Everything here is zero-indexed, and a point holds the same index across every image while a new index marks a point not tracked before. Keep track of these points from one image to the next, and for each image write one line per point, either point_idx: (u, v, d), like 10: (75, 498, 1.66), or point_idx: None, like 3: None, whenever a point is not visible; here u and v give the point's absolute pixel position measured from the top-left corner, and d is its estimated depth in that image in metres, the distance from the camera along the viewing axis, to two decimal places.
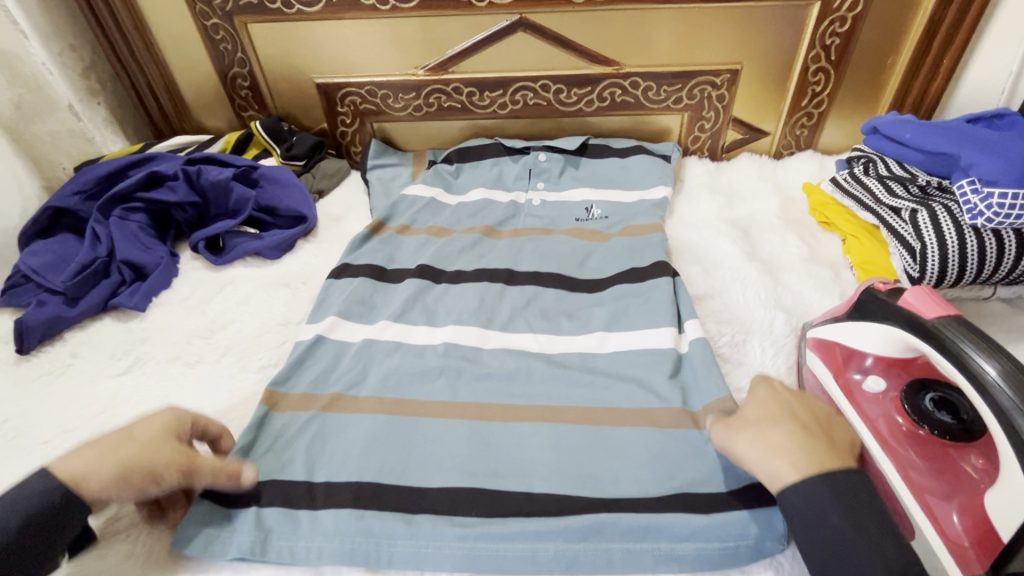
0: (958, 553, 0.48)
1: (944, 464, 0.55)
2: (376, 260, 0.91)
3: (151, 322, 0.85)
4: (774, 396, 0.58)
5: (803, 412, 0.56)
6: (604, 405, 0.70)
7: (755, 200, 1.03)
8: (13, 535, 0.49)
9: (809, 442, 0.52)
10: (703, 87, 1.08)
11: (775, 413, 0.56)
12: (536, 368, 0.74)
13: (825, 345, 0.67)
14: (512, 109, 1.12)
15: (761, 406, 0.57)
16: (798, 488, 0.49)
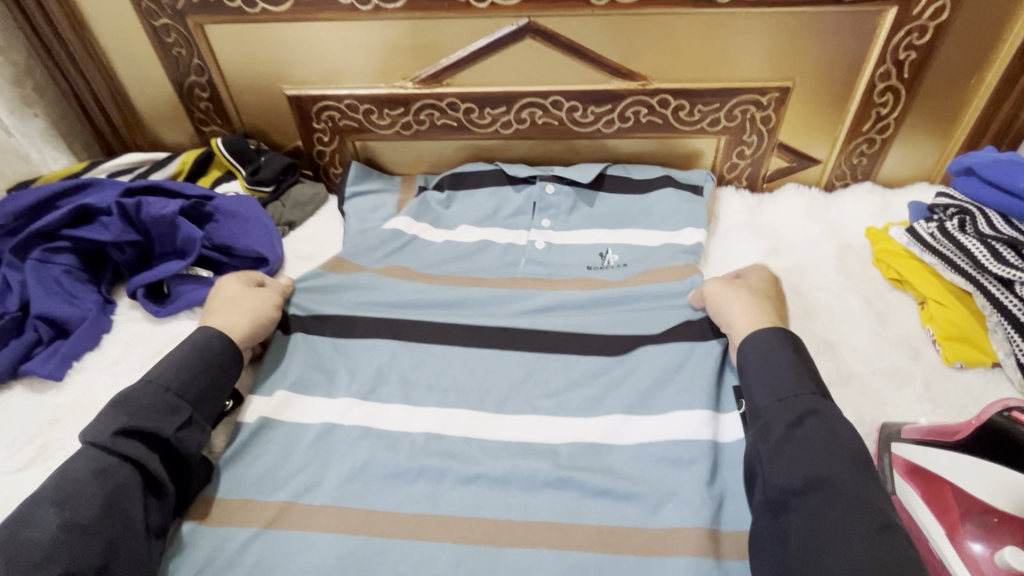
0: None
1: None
2: (342, 314, 0.76)
3: (69, 396, 0.69)
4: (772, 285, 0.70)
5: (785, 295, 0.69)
6: (622, 529, 0.54)
7: (806, 245, 0.86)
8: (157, 395, 0.56)
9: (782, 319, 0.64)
10: (745, 107, 0.90)
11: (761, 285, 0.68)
12: (539, 472, 0.58)
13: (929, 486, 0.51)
14: (517, 128, 0.95)
15: (762, 285, 0.68)
16: (764, 335, 0.59)
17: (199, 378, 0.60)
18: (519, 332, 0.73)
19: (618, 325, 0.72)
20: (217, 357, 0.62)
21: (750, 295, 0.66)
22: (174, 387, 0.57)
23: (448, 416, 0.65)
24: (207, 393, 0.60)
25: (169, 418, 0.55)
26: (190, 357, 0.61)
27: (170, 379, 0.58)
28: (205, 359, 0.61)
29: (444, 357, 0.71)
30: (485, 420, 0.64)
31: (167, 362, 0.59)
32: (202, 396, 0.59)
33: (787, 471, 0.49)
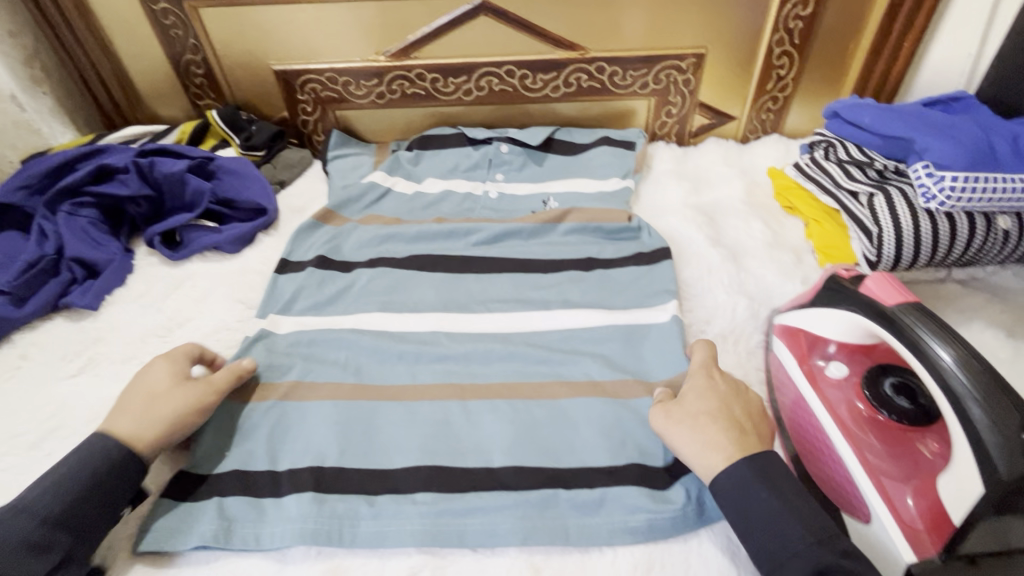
0: (913, 536, 0.49)
1: (900, 446, 0.57)
2: (321, 249, 0.90)
3: (105, 322, 0.82)
4: (715, 390, 0.60)
5: (730, 387, 0.61)
6: (559, 380, 0.72)
7: (721, 185, 1.03)
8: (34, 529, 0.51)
9: (737, 434, 0.55)
10: (668, 72, 1.07)
11: (702, 392, 0.60)
12: (492, 349, 0.75)
13: (789, 332, 0.68)
14: (477, 95, 1.10)
15: (703, 401, 0.59)
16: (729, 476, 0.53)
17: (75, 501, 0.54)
18: (482, 257, 0.89)
19: (562, 252, 0.89)
20: (117, 485, 0.57)
21: (692, 418, 0.58)
22: (49, 522, 0.52)
23: (427, 321, 0.80)
24: (97, 516, 0.55)
25: (41, 560, 0.51)
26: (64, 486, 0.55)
27: (45, 507, 0.53)
28: (85, 485, 0.55)
29: (421, 277, 0.86)
30: (457, 320, 0.80)
31: (41, 486, 0.54)
32: (92, 520, 0.54)
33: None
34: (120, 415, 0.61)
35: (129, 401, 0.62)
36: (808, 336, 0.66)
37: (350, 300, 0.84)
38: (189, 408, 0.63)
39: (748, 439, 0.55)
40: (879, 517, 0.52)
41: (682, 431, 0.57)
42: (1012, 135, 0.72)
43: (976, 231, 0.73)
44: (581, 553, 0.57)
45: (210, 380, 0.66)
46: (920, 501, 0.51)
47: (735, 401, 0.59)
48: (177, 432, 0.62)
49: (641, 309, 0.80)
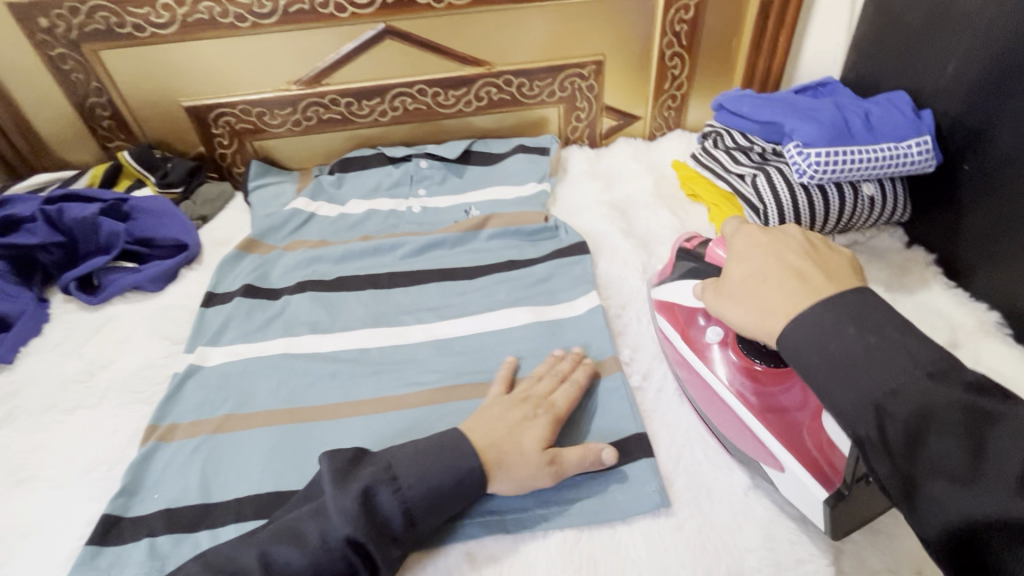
0: (821, 475, 0.55)
1: (785, 384, 0.62)
2: (248, 277, 0.91)
3: (21, 374, 0.79)
4: (762, 266, 0.52)
5: (760, 263, 0.53)
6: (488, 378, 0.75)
7: (632, 180, 1.10)
8: None
9: (803, 280, 0.48)
10: (573, 80, 1.14)
11: (743, 286, 0.53)
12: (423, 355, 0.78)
13: (664, 305, 0.75)
14: (392, 116, 1.13)
15: (781, 269, 0.50)
16: (790, 334, 0.45)
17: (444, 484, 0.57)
18: (409, 270, 0.92)
19: (486, 259, 0.93)
20: None
21: (755, 301, 0.50)
22: None
23: (357, 338, 0.81)
24: None
25: None
26: (434, 455, 0.58)
27: None
28: None
29: (350, 295, 0.88)
30: (385, 335, 0.82)
31: None
32: None
33: (930, 481, 0.37)
34: (518, 470, 0.59)
35: (539, 448, 0.61)
36: (681, 309, 0.72)
37: (277, 324, 0.84)
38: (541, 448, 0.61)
39: (802, 282, 0.48)
40: (790, 467, 0.57)
41: (725, 307, 0.54)
42: (865, 112, 0.80)
43: (846, 200, 0.81)
44: (518, 537, 0.60)
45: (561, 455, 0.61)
46: (815, 439, 0.57)
47: (771, 259, 0.52)
48: (531, 459, 0.60)
49: (562, 302, 0.84)
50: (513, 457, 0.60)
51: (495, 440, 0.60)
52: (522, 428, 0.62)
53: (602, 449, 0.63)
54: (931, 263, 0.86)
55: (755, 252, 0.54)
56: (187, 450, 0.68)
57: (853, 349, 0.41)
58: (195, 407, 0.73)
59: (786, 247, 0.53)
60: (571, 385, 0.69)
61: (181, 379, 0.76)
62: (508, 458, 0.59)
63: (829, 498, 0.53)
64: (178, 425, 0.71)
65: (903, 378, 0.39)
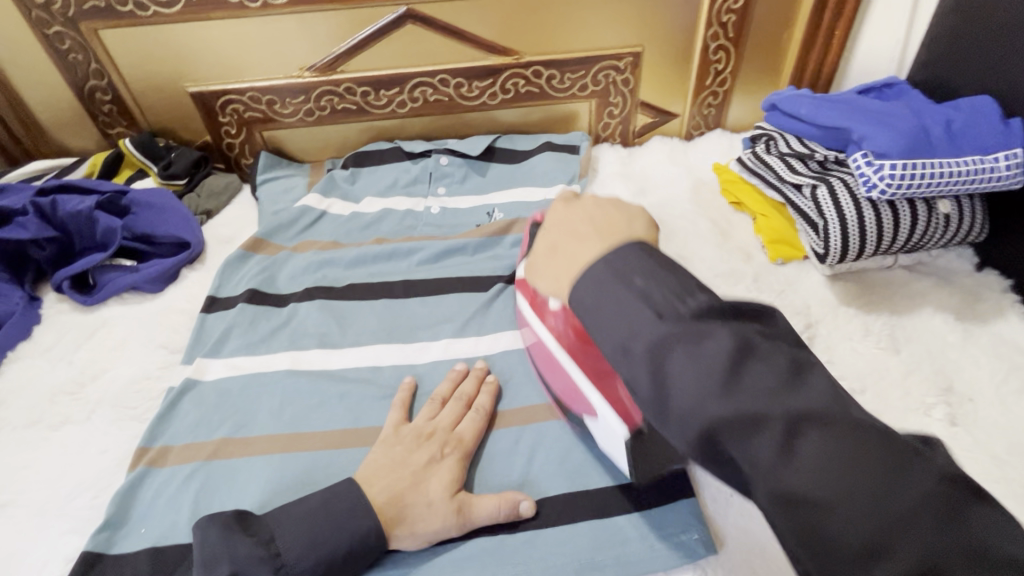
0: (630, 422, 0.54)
1: (594, 350, 0.59)
2: (253, 282, 0.84)
3: (7, 382, 0.73)
4: (565, 222, 0.54)
5: (570, 230, 0.52)
6: (511, 405, 0.68)
7: (667, 184, 1.02)
8: None
9: (603, 233, 0.50)
10: (606, 72, 1.05)
11: (549, 264, 0.53)
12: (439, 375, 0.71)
13: (530, 302, 0.69)
14: (412, 107, 1.05)
15: (580, 236, 0.51)
16: (577, 296, 0.44)
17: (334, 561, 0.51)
18: (425, 278, 0.85)
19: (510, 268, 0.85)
20: None
21: (564, 269, 0.51)
22: None
23: (369, 355, 0.74)
24: None
25: None
26: (321, 518, 0.53)
27: None
28: None
29: (362, 304, 0.81)
30: (399, 352, 0.75)
31: None
32: None
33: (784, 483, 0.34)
34: (423, 524, 0.54)
35: (446, 496, 0.56)
36: (533, 292, 0.68)
37: (283, 334, 0.77)
38: (446, 497, 0.55)
39: (601, 235, 0.49)
40: (603, 416, 0.55)
41: (543, 283, 0.54)
42: (945, 119, 0.71)
43: (918, 217, 0.73)
44: None
45: (468, 503, 0.56)
46: (632, 396, 0.55)
47: (570, 226, 0.53)
48: (438, 511, 0.55)
49: None
50: (410, 507, 0.55)
51: (397, 491, 0.55)
52: (404, 478, 0.56)
53: (520, 500, 0.57)
54: (1008, 288, 0.77)
55: (571, 223, 0.53)
56: (181, 477, 0.62)
57: (660, 352, 0.39)
58: (191, 428, 0.66)
59: (584, 224, 0.52)
60: (476, 413, 0.64)
61: (176, 394, 0.69)
62: (411, 510, 0.54)
63: (631, 433, 0.53)
64: (172, 447, 0.65)
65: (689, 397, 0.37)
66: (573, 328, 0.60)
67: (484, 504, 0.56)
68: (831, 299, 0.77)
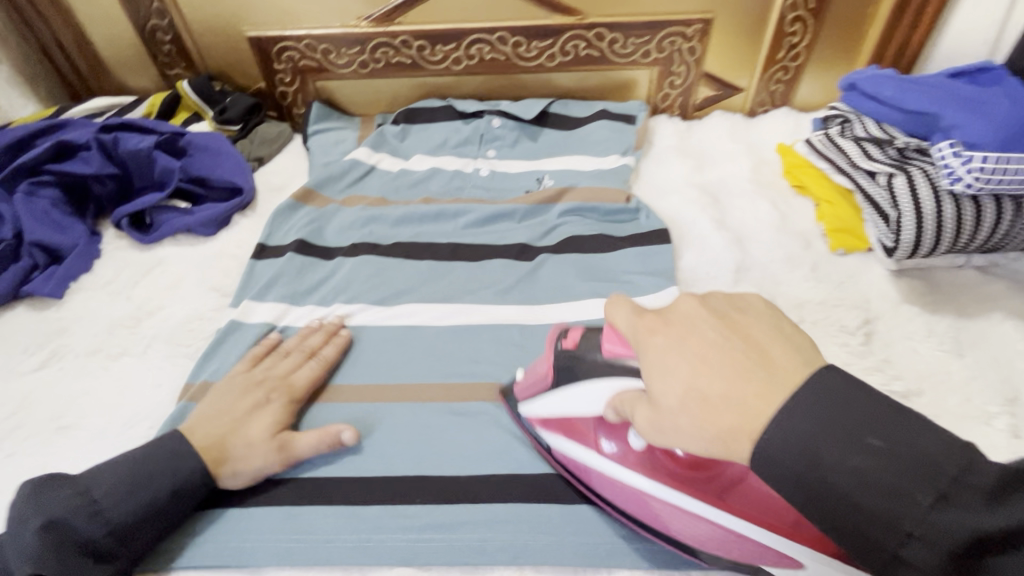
0: (835, 552, 0.45)
1: (712, 471, 0.48)
2: (302, 232, 0.85)
3: (70, 311, 0.77)
4: (708, 363, 0.37)
5: (686, 368, 0.38)
6: None
7: (726, 162, 0.97)
8: None
9: (741, 376, 0.36)
10: (673, 39, 1.00)
11: (669, 408, 0.38)
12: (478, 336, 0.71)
13: (563, 425, 0.56)
14: (467, 64, 1.02)
15: (719, 373, 0.37)
16: (762, 450, 0.34)
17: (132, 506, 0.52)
18: (470, 241, 0.84)
19: (557, 238, 0.83)
20: None
21: (714, 432, 0.36)
22: None
23: (412, 314, 0.75)
24: None
25: None
26: (140, 472, 0.54)
27: None
28: None
29: (407, 262, 0.81)
30: (442, 314, 0.74)
31: None
32: None
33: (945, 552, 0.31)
34: (246, 461, 0.57)
35: (266, 437, 0.58)
36: (585, 421, 0.54)
37: (329, 285, 0.78)
38: (234, 441, 0.58)
39: (750, 381, 0.36)
40: (798, 560, 0.45)
41: (664, 437, 0.39)
42: None
43: (1003, 216, 0.68)
44: (578, 567, 0.53)
45: (293, 442, 0.59)
46: (783, 497, 0.47)
47: (692, 355, 0.38)
48: (246, 449, 0.57)
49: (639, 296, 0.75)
50: (236, 444, 0.57)
51: (219, 436, 0.58)
52: (226, 422, 0.59)
53: (341, 432, 0.60)
54: None
55: (684, 353, 0.39)
56: None
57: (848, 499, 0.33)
58: None
59: (700, 339, 0.39)
60: (316, 363, 0.67)
61: (223, 333, 0.72)
62: (225, 451, 0.57)
63: (858, 570, 0.44)
64: None
65: (840, 462, 0.33)
66: (677, 480, 0.49)
67: (312, 440, 0.59)
68: (893, 295, 0.74)
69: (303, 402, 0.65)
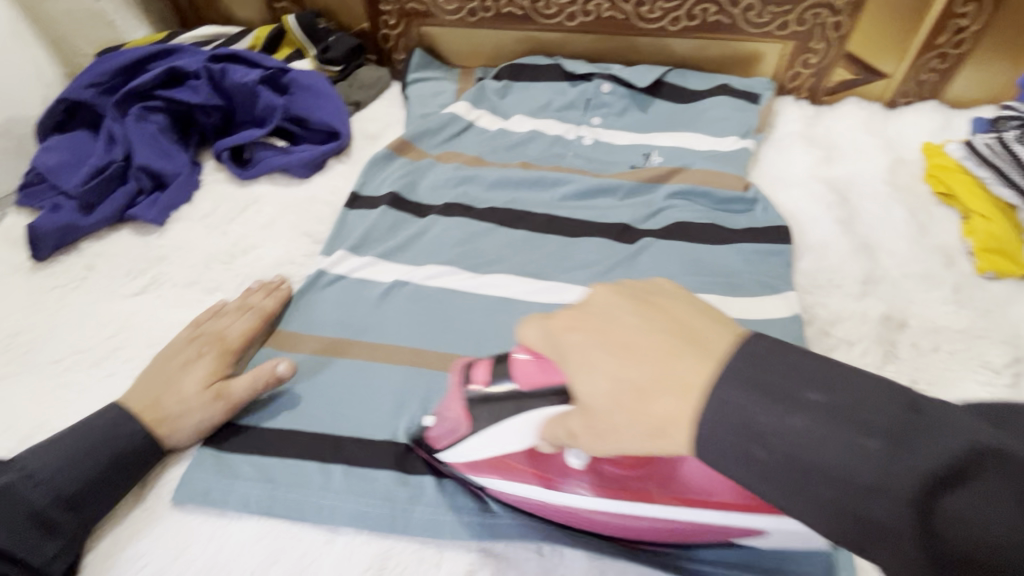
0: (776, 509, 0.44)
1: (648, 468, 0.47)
2: (396, 184, 0.82)
3: (170, 239, 0.78)
4: (622, 336, 0.35)
5: (614, 362, 0.34)
6: None
7: (858, 157, 0.87)
8: None
9: (671, 358, 0.32)
10: (816, 11, 0.89)
11: (598, 407, 0.34)
12: None
13: (492, 464, 0.50)
14: (582, 21, 0.95)
15: (636, 347, 0.34)
16: (707, 436, 0.30)
17: (92, 472, 0.52)
18: (567, 214, 0.79)
19: (663, 223, 0.77)
20: None
21: (650, 422, 0.32)
22: None
23: (502, 284, 0.71)
24: None
25: None
26: (83, 444, 0.54)
27: None
28: None
29: (501, 228, 0.77)
30: (532, 289, 0.70)
31: None
32: None
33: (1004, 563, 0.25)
34: (184, 418, 0.57)
35: (201, 389, 0.58)
36: (516, 456, 0.49)
37: (421, 244, 0.76)
38: (169, 398, 0.58)
39: (676, 359, 0.32)
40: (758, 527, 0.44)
41: (606, 442, 0.34)
42: None
43: None
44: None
45: (230, 386, 0.59)
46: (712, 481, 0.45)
47: (617, 337, 0.35)
48: (190, 402, 0.58)
49: (751, 295, 0.68)
50: (175, 403, 0.58)
51: (155, 397, 0.58)
52: (165, 383, 0.59)
53: (276, 365, 0.60)
54: None
55: (601, 339, 0.35)
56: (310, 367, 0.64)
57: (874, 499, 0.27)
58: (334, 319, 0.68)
59: (622, 328, 0.35)
60: (252, 315, 0.66)
61: (303, 286, 0.71)
62: (164, 409, 0.57)
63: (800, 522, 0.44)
64: (313, 334, 0.67)
65: (860, 458, 0.27)
66: (648, 492, 0.46)
67: (245, 383, 0.59)
68: None
69: (241, 353, 0.65)
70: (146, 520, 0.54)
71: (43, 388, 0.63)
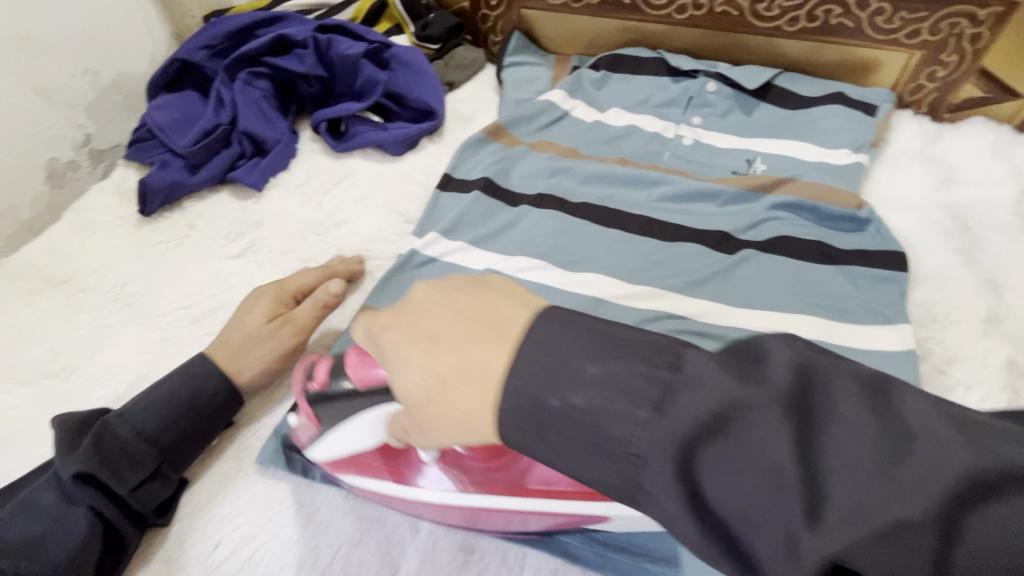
0: None
1: None
2: (489, 171, 0.81)
3: (267, 205, 0.79)
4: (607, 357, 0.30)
5: (564, 382, 0.31)
6: None
7: (984, 182, 0.81)
8: None
9: (642, 376, 0.29)
10: (955, 20, 0.82)
11: (411, 397, 0.36)
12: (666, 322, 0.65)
13: (350, 462, 0.53)
14: (691, 15, 0.91)
15: (616, 359, 0.30)
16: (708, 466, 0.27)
17: (181, 421, 0.54)
18: (662, 216, 0.76)
19: (767, 235, 0.73)
20: None
21: (610, 450, 0.29)
22: None
23: (594, 284, 0.69)
24: None
25: None
26: (171, 397, 0.55)
27: None
28: None
29: (594, 225, 0.75)
30: (625, 292, 0.68)
31: None
32: None
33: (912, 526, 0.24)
34: (256, 350, 0.60)
35: (263, 322, 0.62)
36: (472, 464, 0.46)
37: (513, 234, 0.75)
38: (238, 334, 0.61)
39: (652, 379, 0.29)
40: None
41: (568, 467, 0.31)
42: None
43: None
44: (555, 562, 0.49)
45: (293, 313, 0.63)
46: None
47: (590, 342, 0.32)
48: (258, 333, 0.61)
49: (861, 323, 0.64)
50: (245, 337, 0.60)
51: (225, 338, 0.61)
52: (235, 326, 0.62)
53: (326, 284, 0.65)
54: None
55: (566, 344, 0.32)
56: None
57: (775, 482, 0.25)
58: None
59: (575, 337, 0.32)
60: (313, 270, 0.69)
61: (396, 264, 0.71)
62: (236, 344, 0.60)
63: None
64: None
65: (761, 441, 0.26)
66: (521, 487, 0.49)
67: (307, 309, 0.64)
68: None
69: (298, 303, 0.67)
70: (236, 481, 0.55)
71: (147, 340, 0.65)
